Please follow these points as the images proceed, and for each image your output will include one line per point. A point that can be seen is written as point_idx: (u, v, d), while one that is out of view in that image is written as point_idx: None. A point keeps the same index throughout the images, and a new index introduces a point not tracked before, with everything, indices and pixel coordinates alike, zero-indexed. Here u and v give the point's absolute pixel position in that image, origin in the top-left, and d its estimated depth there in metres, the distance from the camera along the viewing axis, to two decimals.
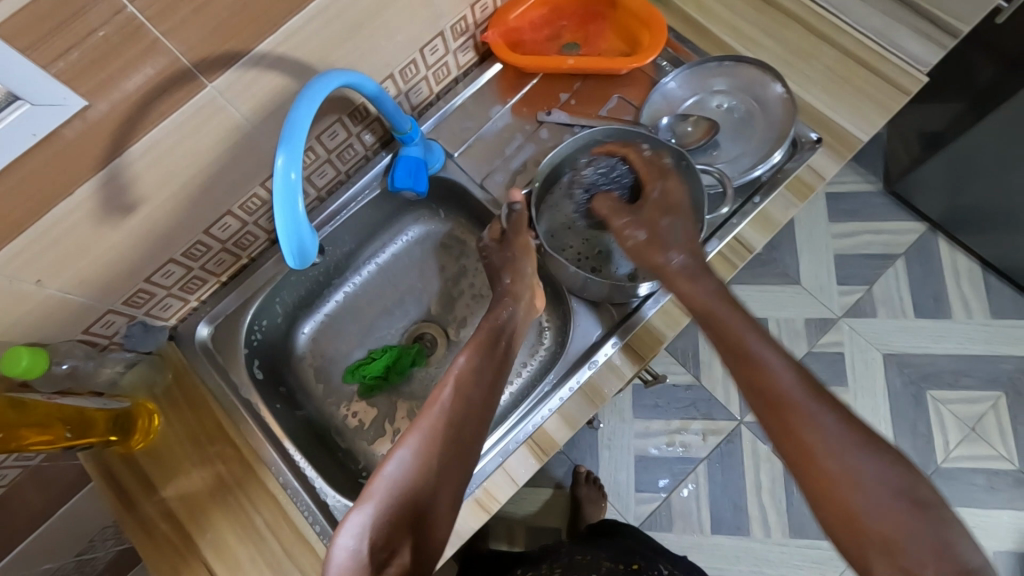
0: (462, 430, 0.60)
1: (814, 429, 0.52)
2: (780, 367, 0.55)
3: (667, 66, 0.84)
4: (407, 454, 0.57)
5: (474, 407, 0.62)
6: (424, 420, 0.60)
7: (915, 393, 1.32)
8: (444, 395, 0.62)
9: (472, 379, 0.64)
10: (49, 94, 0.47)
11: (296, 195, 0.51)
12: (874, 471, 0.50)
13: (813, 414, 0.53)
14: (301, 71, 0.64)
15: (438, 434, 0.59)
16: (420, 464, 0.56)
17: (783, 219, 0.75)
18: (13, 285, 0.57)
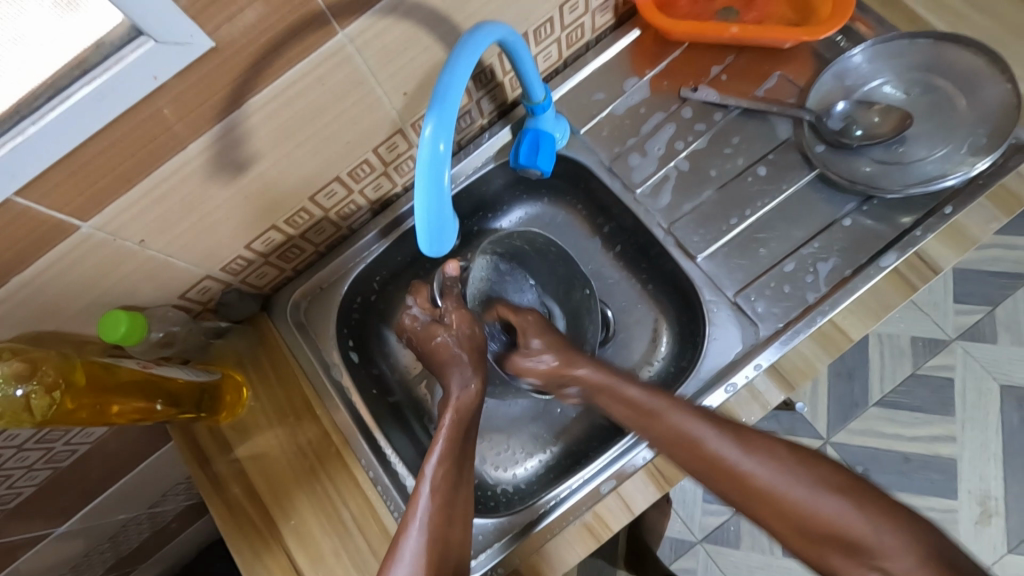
0: (452, 509, 0.59)
1: (814, 505, 0.53)
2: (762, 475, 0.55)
3: (842, 40, 0.71)
4: (423, 521, 0.57)
5: (450, 514, 0.58)
6: (427, 499, 0.59)
7: None
8: (431, 469, 0.60)
9: (457, 451, 0.62)
10: (174, 29, 0.40)
11: (444, 169, 0.43)
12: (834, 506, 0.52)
13: (842, 511, 0.52)
14: (434, 22, 0.55)
15: (442, 506, 0.58)
16: (433, 530, 0.57)
17: (981, 237, 0.62)
18: (116, 243, 0.52)
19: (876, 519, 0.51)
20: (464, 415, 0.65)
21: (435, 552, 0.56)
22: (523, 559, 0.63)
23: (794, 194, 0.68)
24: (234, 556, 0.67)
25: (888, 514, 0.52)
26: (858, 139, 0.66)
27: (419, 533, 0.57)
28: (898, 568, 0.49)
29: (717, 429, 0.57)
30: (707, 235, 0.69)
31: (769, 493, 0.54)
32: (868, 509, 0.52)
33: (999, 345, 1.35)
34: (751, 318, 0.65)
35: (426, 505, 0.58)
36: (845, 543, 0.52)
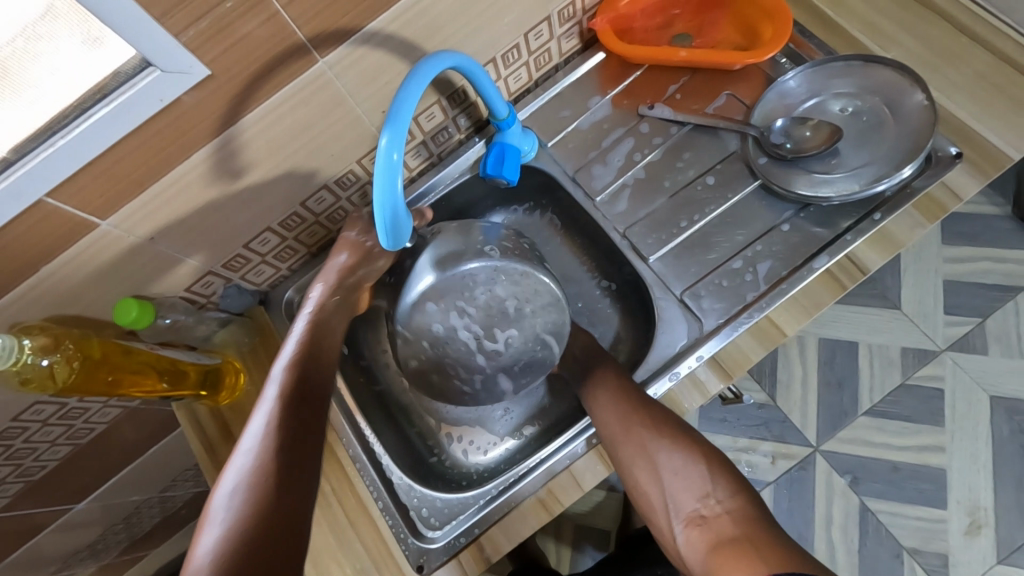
0: (287, 447, 0.59)
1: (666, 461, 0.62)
2: (644, 429, 0.64)
3: (786, 62, 0.78)
4: (258, 434, 0.60)
5: (291, 429, 0.61)
6: (271, 404, 0.62)
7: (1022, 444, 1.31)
8: (263, 411, 0.62)
9: (298, 388, 0.64)
10: (178, 61, 0.48)
11: (397, 174, 0.50)
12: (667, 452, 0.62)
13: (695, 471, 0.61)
14: (405, 50, 0.64)
15: (285, 414, 0.61)
16: (257, 455, 0.58)
17: (907, 241, 0.68)
18: (130, 239, 0.61)
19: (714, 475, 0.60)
20: (290, 398, 0.63)
21: (263, 494, 0.54)
22: (484, 529, 0.69)
23: (740, 202, 0.74)
24: None
25: (718, 469, 0.60)
26: (792, 152, 0.72)
27: (246, 457, 0.58)
28: (711, 508, 0.58)
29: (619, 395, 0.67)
30: (660, 238, 0.75)
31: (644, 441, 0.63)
32: (703, 461, 0.61)
33: (988, 357, 1.37)
34: (694, 315, 0.71)
35: (259, 432, 0.60)
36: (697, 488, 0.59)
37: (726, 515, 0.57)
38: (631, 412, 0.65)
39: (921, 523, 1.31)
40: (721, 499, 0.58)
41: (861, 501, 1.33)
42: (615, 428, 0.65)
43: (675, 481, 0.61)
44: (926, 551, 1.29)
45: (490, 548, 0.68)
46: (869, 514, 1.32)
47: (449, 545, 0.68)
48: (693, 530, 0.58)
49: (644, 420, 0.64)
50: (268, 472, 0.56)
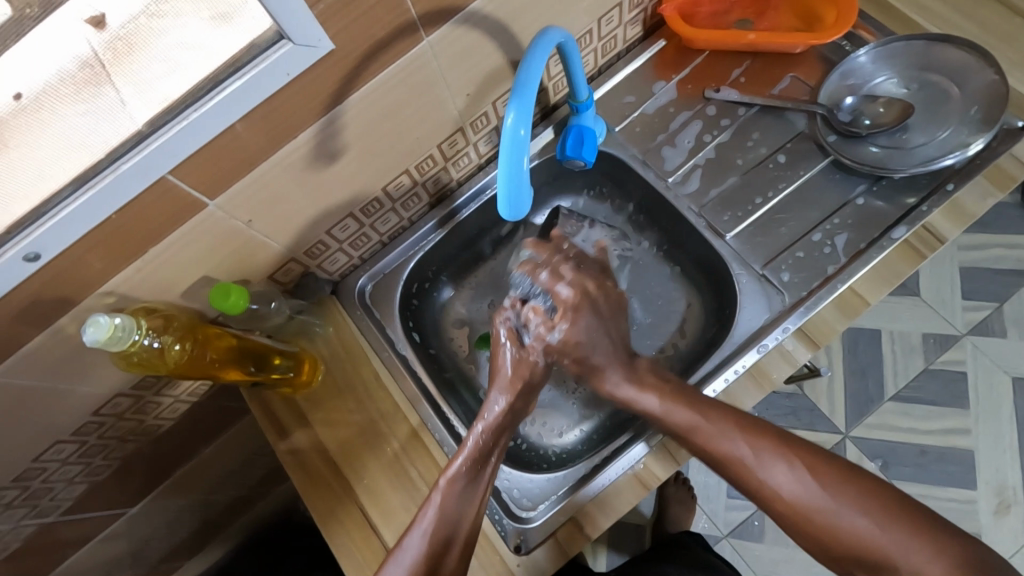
0: (474, 485, 0.63)
1: (835, 519, 0.55)
2: (816, 506, 0.56)
3: (847, 45, 0.80)
4: (452, 477, 0.63)
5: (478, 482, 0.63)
6: (471, 449, 0.64)
7: None
8: (475, 434, 0.66)
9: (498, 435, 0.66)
10: (308, 34, 0.49)
11: (522, 149, 0.51)
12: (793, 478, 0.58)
13: (871, 529, 0.54)
14: (498, 32, 0.65)
15: (480, 453, 0.64)
16: (452, 493, 0.62)
17: (979, 210, 0.70)
18: (229, 222, 0.60)
19: (890, 526, 0.54)
20: (493, 434, 0.66)
21: (444, 532, 0.60)
22: (580, 507, 0.69)
23: (810, 179, 0.76)
24: (313, 513, 0.74)
25: (894, 508, 0.54)
26: (867, 128, 0.74)
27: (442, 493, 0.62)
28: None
29: (751, 438, 0.60)
30: (735, 216, 0.77)
31: (798, 502, 0.57)
32: (895, 530, 0.53)
33: (1009, 340, 1.41)
34: (779, 289, 0.73)
35: (453, 476, 0.63)
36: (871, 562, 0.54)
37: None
38: (796, 475, 0.58)
39: (952, 504, 1.33)
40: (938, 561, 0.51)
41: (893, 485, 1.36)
42: (749, 460, 0.59)
43: (849, 558, 0.55)
44: None
45: (589, 525, 0.68)
46: None
47: (547, 523, 0.69)
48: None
49: (819, 483, 0.57)
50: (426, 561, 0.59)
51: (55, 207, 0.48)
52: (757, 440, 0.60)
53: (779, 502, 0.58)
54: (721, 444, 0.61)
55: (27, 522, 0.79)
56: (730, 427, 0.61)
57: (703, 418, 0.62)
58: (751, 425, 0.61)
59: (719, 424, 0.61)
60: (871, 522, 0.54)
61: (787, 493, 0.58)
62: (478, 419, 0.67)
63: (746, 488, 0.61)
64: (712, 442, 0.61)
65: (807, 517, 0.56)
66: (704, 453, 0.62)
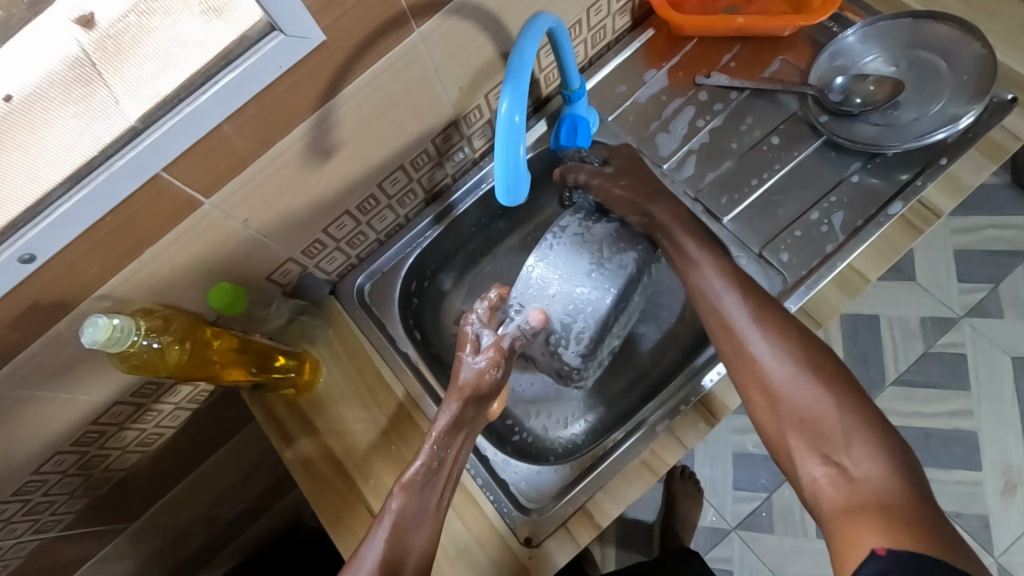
0: (428, 496, 0.62)
1: (842, 440, 0.54)
2: (787, 381, 0.58)
3: (834, 27, 0.81)
4: (408, 487, 0.62)
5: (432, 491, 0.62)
6: (423, 456, 0.64)
7: None
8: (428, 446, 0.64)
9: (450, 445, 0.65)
10: (301, 25, 0.49)
11: (519, 135, 0.51)
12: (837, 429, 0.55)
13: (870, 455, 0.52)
14: (488, 23, 0.65)
15: (433, 459, 0.64)
16: (407, 504, 0.61)
17: (974, 183, 0.70)
18: (226, 222, 0.60)
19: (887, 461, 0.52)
20: (445, 443, 0.65)
21: (399, 540, 0.60)
22: (589, 496, 0.68)
23: (805, 160, 0.77)
24: (320, 516, 0.73)
25: (838, 381, 0.57)
26: (858, 107, 0.74)
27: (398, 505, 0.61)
28: (857, 468, 0.52)
29: (781, 355, 0.59)
30: (731, 199, 0.77)
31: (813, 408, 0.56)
32: (845, 414, 0.54)
33: (1006, 320, 1.41)
34: (779, 270, 0.72)
35: (406, 485, 0.62)
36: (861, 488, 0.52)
37: (875, 480, 0.51)
38: (778, 346, 0.59)
39: (959, 487, 1.33)
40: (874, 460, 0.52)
41: None
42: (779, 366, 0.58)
43: (797, 431, 0.57)
44: (966, 514, 1.31)
45: (600, 515, 0.67)
46: None
47: (556, 515, 0.68)
48: (826, 477, 0.54)
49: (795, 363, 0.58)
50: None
51: (50, 208, 0.47)
52: (748, 305, 0.63)
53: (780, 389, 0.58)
54: (778, 373, 0.59)
55: (27, 538, 0.78)
56: (750, 321, 0.62)
57: (698, 265, 0.68)
58: (772, 324, 0.61)
59: (780, 337, 0.60)
60: (832, 405, 0.55)
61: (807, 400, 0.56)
62: (426, 439, 0.65)
63: (728, 356, 0.63)
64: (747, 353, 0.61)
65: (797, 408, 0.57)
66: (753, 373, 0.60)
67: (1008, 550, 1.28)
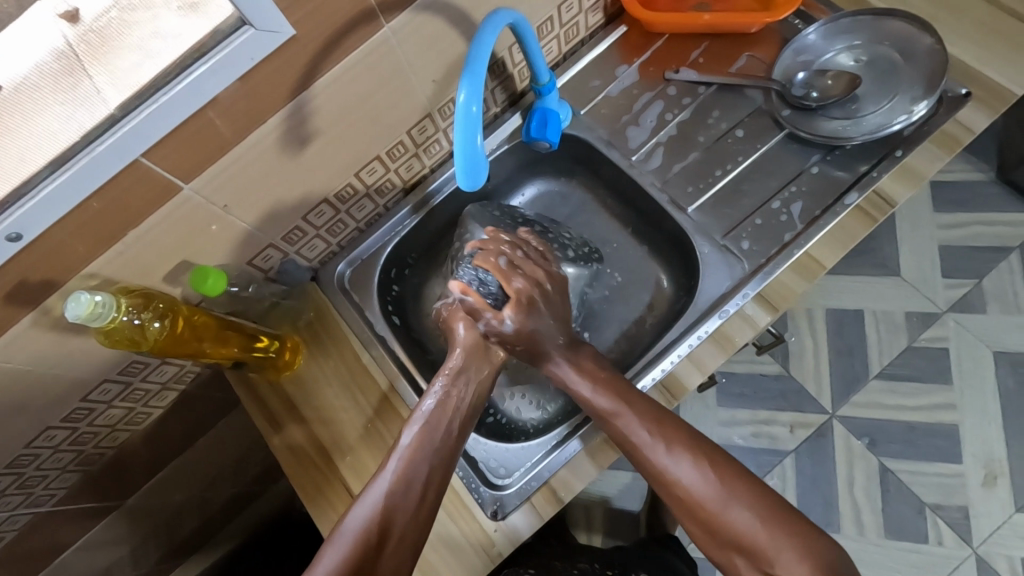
0: (416, 476, 0.63)
1: (724, 509, 0.60)
2: (713, 499, 0.61)
3: (799, 23, 0.84)
4: (394, 470, 0.63)
5: (419, 472, 0.64)
6: (413, 430, 0.67)
7: None
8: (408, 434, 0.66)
9: (434, 427, 0.67)
10: (270, 19, 0.52)
11: (476, 124, 0.54)
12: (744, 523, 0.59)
13: (761, 526, 0.59)
14: (457, 18, 0.68)
15: (423, 441, 0.66)
16: (396, 479, 0.63)
17: (928, 172, 0.73)
18: (206, 207, 0.63)
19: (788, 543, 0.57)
20: (438, 418, 0.68)
21: (388, 509, 0.61)
22: (554, 473, 0.71)
23: (768, 152, 0.79)
24: (299, 490, 0.76)
25: (759, 496, 0.61)
26: (817, 100, 0.77)
27: (386, 481, 0.63)
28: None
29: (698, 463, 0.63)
30: (698, 190, 0.80)
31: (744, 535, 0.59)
32: (774, 532, 0.58)
33: (988, 314, 1.43)
34: (738, 257, 0.75)
35: (399, 457, 0.64)
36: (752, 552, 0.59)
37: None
38: (701, 471, 0.62)
39: (940, 479, 1.35)
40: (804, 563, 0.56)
41: (882, 462, 1.37)
42: (702, 484, 0.62)
43: (709, 488, 0.61)
44: (947, 505, 1.33)
45: (563, 489, 0.71)
46: (890, 473, 1.36)
47: (522, 490, 0.71)
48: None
49: (720, 488, 0.61)
50: (383, 515, 0.61)
51: (35, 189, 0.51)
52: (657, 426, 0.65)
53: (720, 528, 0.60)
54: (711, 501, 0.61)
55: (22, 511, 0.82)
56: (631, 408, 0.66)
57: (631, 401, 0.67)
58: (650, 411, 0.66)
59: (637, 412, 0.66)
60: (761, 524, 0.59)
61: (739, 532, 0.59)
62: (438, 375, 0.71)
63: (651, 475, 0.65)
64: (660, 464, 0.64)
65: (708, 509, 0.61)
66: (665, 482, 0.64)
67: (986, 541, 1.30)
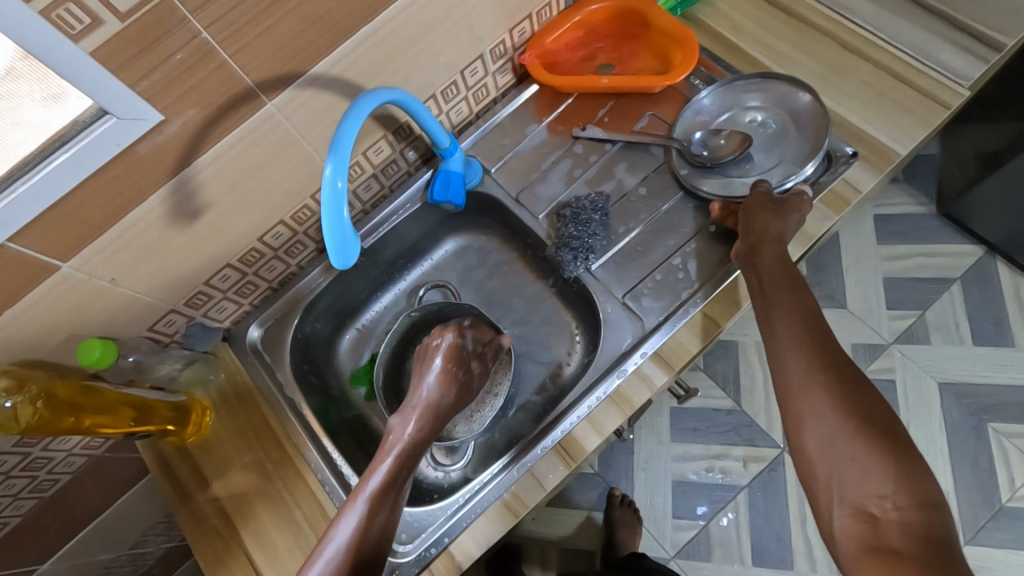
0: (389, 498, 0.61)
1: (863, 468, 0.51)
2: (843, 444, 0.53)
3: (700, 84, 0.86)
4: (370, 493, 0.60)
5: (392, 499, 0.61)
6: (390, 456, 0.63)
7: (975, 424, 1.35)
8: (374, 480, 0.61)
9: (416, 441, 0.65)
10: (133, 108, 0.53)
11: (343, 199, 0.55)
12: (841, 436, 0.53)
13: (857, 456, 0.52)
14: (348, 91, 0.69)
15: (396, 467, 0.63)
16: (375, 505, 0.60)
17: (819, 233, 0.74)
18: (91, 282, 0.63)
19: (889, 482, 0.50)
20: (421, 432, 0.66)
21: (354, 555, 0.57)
22: (453, 538, 0.71)
23: (671, 209, 0.81)
24: (200, 561, 0.75)
25: (881, 430, 0.53)
26: (708, 160, 0.79)
27: (364, 503, 0.60)
28: (883, 508, 0.49)
29: (836, 378, 0.57)
30: (602, 246, 0.81)
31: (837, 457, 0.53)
32: (882, 461, 0.51)
33: (932, 345, 1.43)
34: (635, 314, 0.77)
35: (388, 464, 0.63)
36: (846, 468, 0.52)
37: (898, 522, 0.48)
38: (838, 398, 0.55)
39: None
40: (900, 493, 0.49)
41: None
42: (820, 396, 0.56)
43: (825, 456, 0.54)
44: None
45: (461, 555, 0.70)
46: None
47: (420, 557, 0.70)
48: (849, 516, 0.51)
49: (811, 354, 0.58)
50: (360, 537, 0.58)
51: None
52: (801, 304, 0.63)
53: (825, 458, 0.54)
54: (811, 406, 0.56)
55: None
56: (800, 318, 0.61)
57: (777, 299, 0.64)
58: (821, 330, 0.61)
59: (803, 311, 0.62)
60: (873, 456, 0.51)
61: (836, 451, 0.53)
62: (405, 410, 0.68)
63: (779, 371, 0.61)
64: (782, 351, 0.60)
65: (817, 420, 0.55)
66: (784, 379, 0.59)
67: None
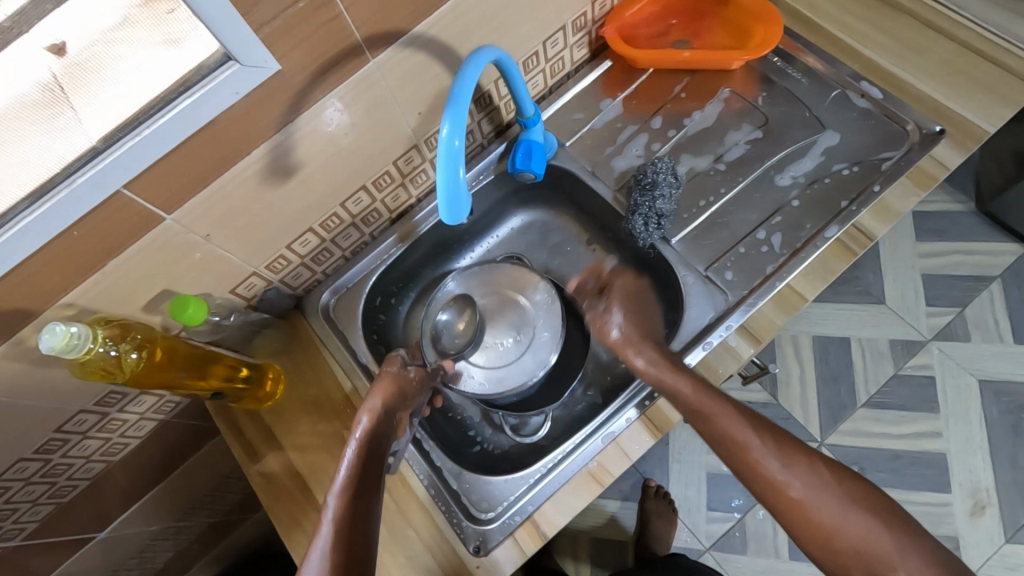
0: (353, 529, 0.62)
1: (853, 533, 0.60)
2: (858, 527, 0.60)
3: (777, 60, 0.87)
4: (332, 517, 0.62)
5: (356, 512, 0.63)
6: (340, 482, 0.65)
7: (1011, 423, 1.33)
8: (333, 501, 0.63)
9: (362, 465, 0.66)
10: (255, 54, 0.53)
11: (459, 158, 0.55)
12: (837, 507, 0.61)
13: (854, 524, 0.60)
14: (444, 53, 0.69)
15: (349, 495, 0.64)
16: (340, 526, 0.62)
17: (904, 208, 0.74)
18: (187, 236, 0.63)
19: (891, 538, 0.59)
20: (372, 442, 0.67)
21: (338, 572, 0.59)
22: (537, 506, 0.70)
23: (748, 185, 0.81)
24: (277, 525, 0.74)
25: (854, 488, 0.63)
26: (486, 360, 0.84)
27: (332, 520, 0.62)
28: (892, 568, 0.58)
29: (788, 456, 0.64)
30: (680, 220, 0.81)
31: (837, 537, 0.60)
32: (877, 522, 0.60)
33: (971, 343, 1.41)
34: (720, 288, 0.76)
35: (342, 485, 0.64)
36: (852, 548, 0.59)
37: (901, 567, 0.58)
38: (798, 472, 0.64)
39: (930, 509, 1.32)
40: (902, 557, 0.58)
41: None
42: (801, 479, 0.63)
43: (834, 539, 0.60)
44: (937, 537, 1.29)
45: (545, 525, 0.70)
46: None
47: (504, 525, 0.69)
48: None
49: (759, 441, 0.65)
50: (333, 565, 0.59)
51: (12, 220, 0.50)
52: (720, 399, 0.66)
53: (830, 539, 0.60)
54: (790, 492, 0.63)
55: None
56: (728, 412, 0.65)
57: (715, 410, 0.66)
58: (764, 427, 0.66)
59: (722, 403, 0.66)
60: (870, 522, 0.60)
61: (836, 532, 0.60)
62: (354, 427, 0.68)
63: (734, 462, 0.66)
64: (744, 442, 0.65)
65: (809, 505, 0.62)
66: (746, 466, 0.65)
67: None
